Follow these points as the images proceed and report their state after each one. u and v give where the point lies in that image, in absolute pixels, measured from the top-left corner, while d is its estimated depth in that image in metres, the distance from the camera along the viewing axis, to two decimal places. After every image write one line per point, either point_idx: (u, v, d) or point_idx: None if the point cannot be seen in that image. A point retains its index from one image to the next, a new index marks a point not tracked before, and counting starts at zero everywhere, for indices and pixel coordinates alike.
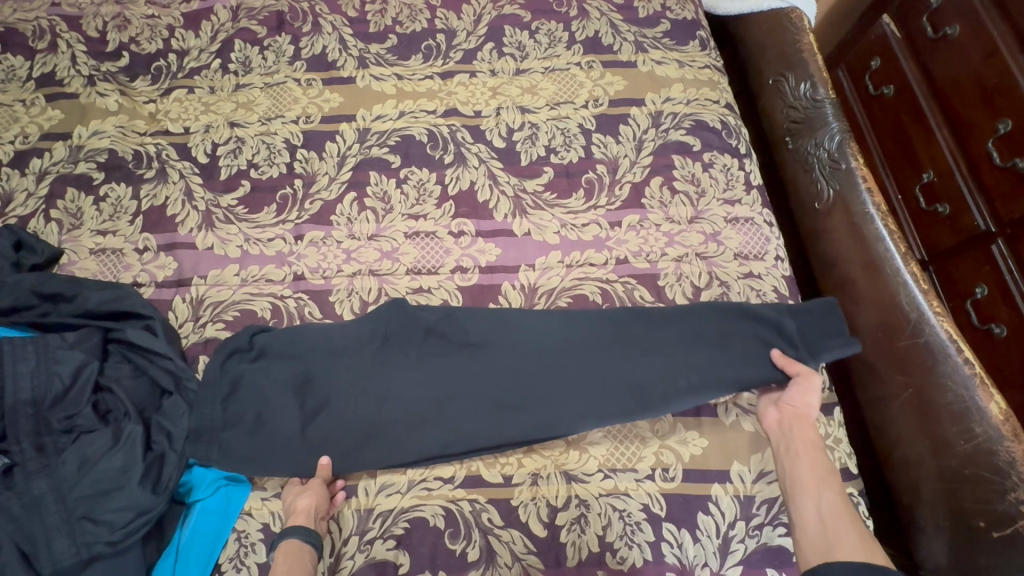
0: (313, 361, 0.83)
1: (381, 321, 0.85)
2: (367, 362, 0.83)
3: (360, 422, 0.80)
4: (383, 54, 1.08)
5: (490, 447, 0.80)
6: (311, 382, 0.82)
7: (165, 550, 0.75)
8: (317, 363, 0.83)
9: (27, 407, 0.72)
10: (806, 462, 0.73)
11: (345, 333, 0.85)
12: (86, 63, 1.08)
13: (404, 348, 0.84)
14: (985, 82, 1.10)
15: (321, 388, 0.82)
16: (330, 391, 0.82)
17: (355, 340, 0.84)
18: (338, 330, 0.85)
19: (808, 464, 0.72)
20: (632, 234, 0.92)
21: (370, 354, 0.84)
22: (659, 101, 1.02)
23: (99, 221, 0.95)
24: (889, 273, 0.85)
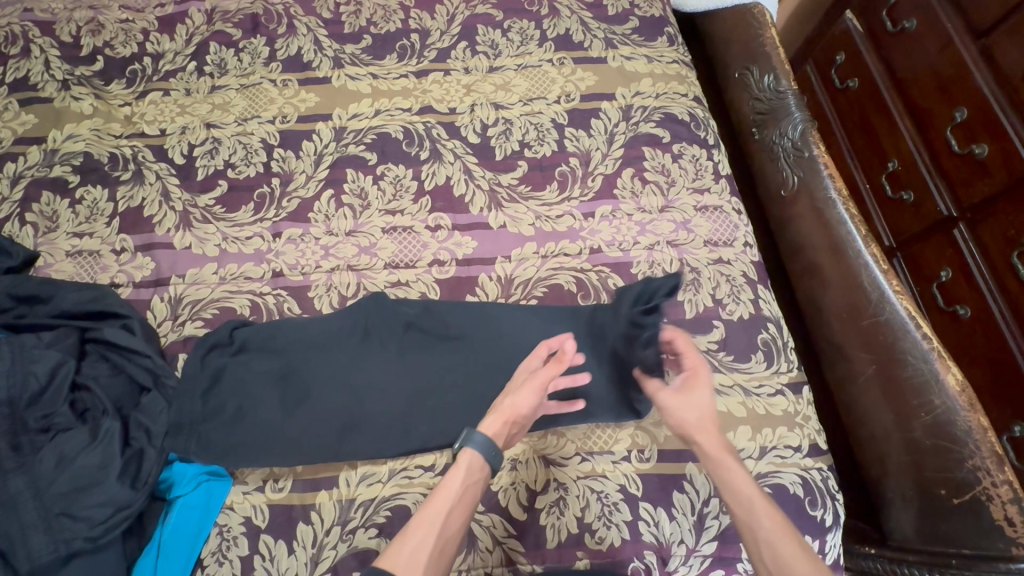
0: (291, 356, 0.84)
1: (360, 314, 0.86)
2: (345, 356, 0.84)
3: (340, 414, 0.81)
4: (358, 54, 1.10)
5: None
6: (290, 377, 0.83)
7: (145, 547, 0.75)
8: (296, 358, 0.84)
9: (3, 407, 0.72)
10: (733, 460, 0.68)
11: (323, 327, 0.85)
12: (60, 68, 1.08)
13: (383, 341, 0.86)
14: (942, 72, 1.15)
15: (300, 382, 0.83)
16: (309, 385, 0.83)
17: (333, 335, 0.85)
18: (317, 325, 0.86)
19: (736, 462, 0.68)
20: (605, 224, 0.95)
21: (348, 347, 0.85)
22: (629, 95, 1.05)
23: (75, 223, 0.95)
24: (851, 255, 0.88)
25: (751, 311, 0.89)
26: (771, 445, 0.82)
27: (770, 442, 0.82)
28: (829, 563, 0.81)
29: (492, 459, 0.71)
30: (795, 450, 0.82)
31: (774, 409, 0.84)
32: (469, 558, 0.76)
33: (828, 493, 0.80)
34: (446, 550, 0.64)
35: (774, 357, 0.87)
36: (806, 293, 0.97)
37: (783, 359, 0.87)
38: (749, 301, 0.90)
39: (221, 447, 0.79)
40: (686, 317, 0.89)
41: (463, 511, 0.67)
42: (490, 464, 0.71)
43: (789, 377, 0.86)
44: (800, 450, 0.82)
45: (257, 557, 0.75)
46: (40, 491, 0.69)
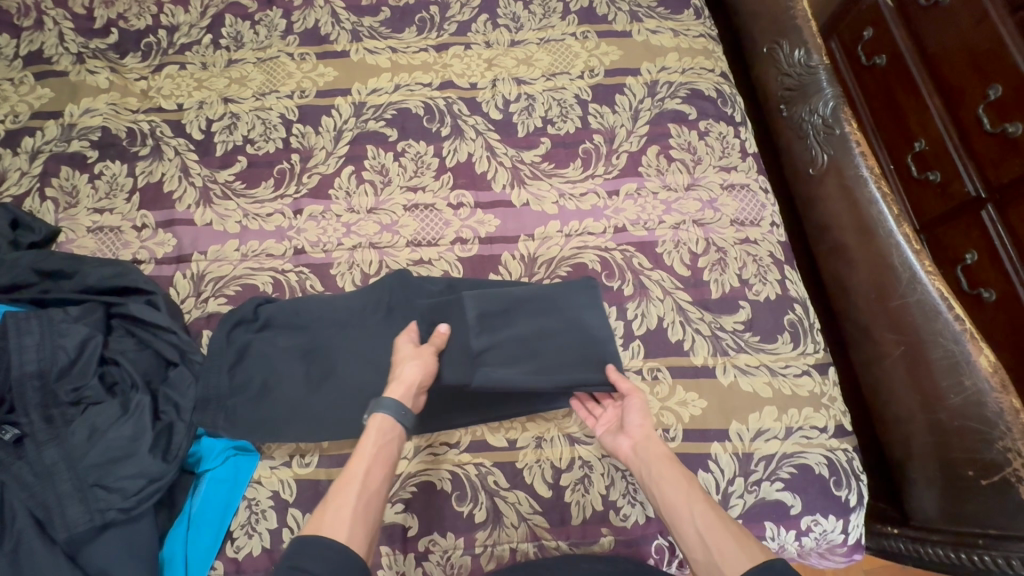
0: (317, 333, 0.84)
1: (385, 292, 0.86)
2: (367, 334, 0.84)
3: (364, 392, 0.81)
4: (377, 27, 1.07)
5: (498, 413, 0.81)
6: (312, 353, 0.83)
7: (177, 518, 0.76)
8: (318, 336, 0.84)
9: (33, 379, 0.72)
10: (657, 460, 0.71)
11: (348, 306, 0.85)
12: (74, 41, 1.07)
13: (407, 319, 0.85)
14: (976, 49, 1.11)
15: (323, 359, 0.83)
16: (330, 361, 0.82)
17: (356, 312, 0.85)
18: (341, 303, 0.85)
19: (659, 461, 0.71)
20: (630, 203, 0.93)
21: (374, 323, 0.84)
22: (655, 70, 1.03)
23: (96, 199, 0.95)
24: (882, 235, 0.86)
25: (777, 292, 0.88)
26: (796, 425, 0.81)
27: (796, 422, 0.81)
28: (852, 543, 0.82)
29: (403, 420, 0.72)
30: (821, 431, 0.81)
31: (801, 390, 0.83)
32: (495, 534, 0.77)
33: (853, 473, 0.80)
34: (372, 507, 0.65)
35: (800, 338, 0.86)
36: (832, 274, 0.96)
37: (809, 340, 0.86)
38: (776, 281, 0.89)
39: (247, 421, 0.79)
40: (712, 296, 0.87)
41: (383, 470, 0.69)
42: (402, 422, 0.72)
43: (816, 358, 0.85)
44: (826, 432, 0.82)
45: (286, 530, 0.76)
46: (73, 463, 0.69)
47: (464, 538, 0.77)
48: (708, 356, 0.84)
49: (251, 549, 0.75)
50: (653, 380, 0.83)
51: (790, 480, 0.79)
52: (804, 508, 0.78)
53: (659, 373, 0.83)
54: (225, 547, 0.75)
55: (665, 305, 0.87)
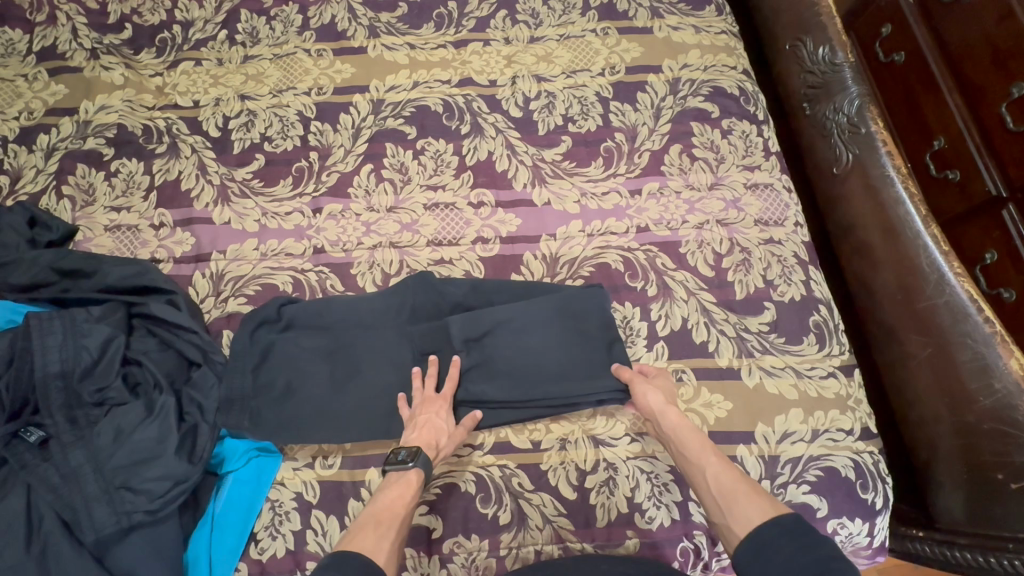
0: (341, 333, 0.83)
1: (410, 293, 0.85)
2: (391, 335, 0.83)
3: (391, 393, 0.80)
4: (394, 23, 1.06)
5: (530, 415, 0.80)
6: (335, 354, 0.82)
7: (200, 520, 0.76)
8: (341, 336, 0.83)
9: (57, 380, 0.71)
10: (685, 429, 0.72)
11: (374, 307, 0.84)
12: (88, 36, 1.05)
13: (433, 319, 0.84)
14: (999, 44, 1.06)
15: (347, 359, 0.82)
16: (354, 362, 0.82)
17: (380, 313, 0.84)
18: (365, 303, 0.85)
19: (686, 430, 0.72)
20: (652, 202, 0.92)
21: (399, 325, 0.84)
22: (676, 67, 1.01)
23: (113, 197, 0.94)
24: (909, 236, 0.85)
25: (802, 293, 0.87)
26: (823, 428, 0.81)
27: (822, 425, 0.81)
28: (876, 545, 0.81)
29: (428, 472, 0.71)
30: (847, 433, 0.81)
31: (826, 392, 0.82)
32: (520, 536, 0.77)
33: (879, 476, 0.80)
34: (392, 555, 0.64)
35: (825, 339, 0.85)
36: (856, 274, 0.95)
37: (835, 341, 0.85)
38: (801, 282, 0.88)
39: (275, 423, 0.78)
40: (736, 297, 0.87)
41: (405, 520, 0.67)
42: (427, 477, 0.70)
43: (841, 360, 0.84)
44: (852, 434, 0.81)
45: (310, 532, 0.75)
46: (100, 465, 0.68)
47: (489, 540, 0.76)
48: (733, 358, 0.83)
49: (275, 551, 0.75)
50: (678, 381, 0.82)
51: (816, 483, 0.78)
52: (830, 511, 0.78)
53: (684, 375, 0.83)
54: (249, 548, 0.75)
55: (689, 306, 0.86)
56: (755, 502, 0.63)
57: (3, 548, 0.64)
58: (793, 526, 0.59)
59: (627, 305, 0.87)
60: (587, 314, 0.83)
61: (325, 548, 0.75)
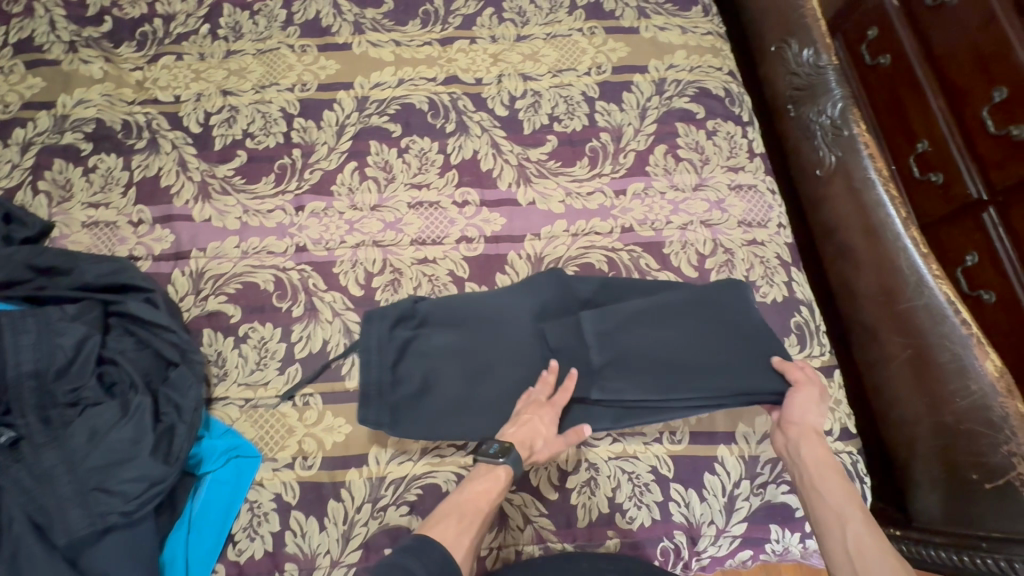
0: (461, 329, 0.82)
1: (512, 292, 0.84)
2: (498, 333, 0.81)
3: (486, 394, 0.78)
4: (380, 19, 1.05)
5: (647, 415, 0.76)
6: (475, 349, 0.80)
7: (177, 521, 0.75)
8: (462, 333, 0.82)
9: (30, 380, 0.70)
10: (832, 473, 0.67)
11: (482, 302, 0.83)
12: (66, 28, 1.03)
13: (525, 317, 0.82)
14: (981, 49, 1.07)
15: (473, 356, 0.80)
16: (471, 359, 0.80)
17: (486, 309, 0.83)
18: (475, 299, 0.83)
19: (833, 474, 0.67)
20: (637, 203, 0.92)
21: (504, 323, 0.82)
22: (663, 67, 1.01)
23: (90, 193, 0.92)
24: (890, 238, 0.86)
25: (785, 294, 0.88)
26: None
27: None
28: None
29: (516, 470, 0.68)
30: (827, 433, 0.81)
31: None
32: (500, 536, 0.77)
33: (858, 476, 0.81)
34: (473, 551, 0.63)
35: (807, 340, 0.86)
36: (838, 275, 0.96)
37: (816, 342, 0.86)
38: (783, 283, 0.88)
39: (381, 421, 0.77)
40: None
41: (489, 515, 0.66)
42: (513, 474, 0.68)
43: (822, 361, 0.85)
44: (831, 434, 0.82)
45: (289, 533, 0.75)
46: (74, 466, 0.67)
47: None
48: None
49: (254, 552, 0.74)
50: None
51: None
52: None
53: None
54: (228, 549, 0.74)
55: None
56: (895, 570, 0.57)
57: None
58: None
59: None
60: (731, 306, 0.81)
61: (304, 549, 0.75)
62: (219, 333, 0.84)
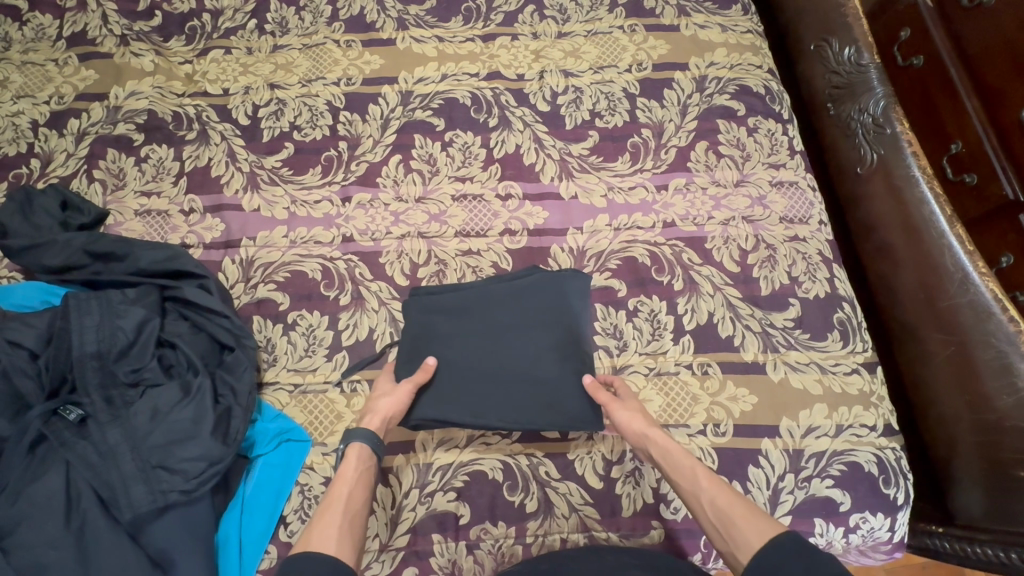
0: (466, 336, 0.79)
1: (498, 280, 0.83)
2: (517, 318, 0.79)
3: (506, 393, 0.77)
4: (423, 16, 1.06)
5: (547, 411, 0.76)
6: (500, 348, 0.78)
7: (231, 501, 0.77)
8: (470, 338, 0.79)
9: (93, 360, 0.72)
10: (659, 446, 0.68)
11: (484, 298, 0.81)
12: (118, 22, 1.06)
13: (529, 299, 0.80)
14: (1017, 49, 1.01)
15: (501, 359, 0.78)
16: (502, 360, 0.78)
17: (484, 304, 0.81)
18: (458, 303, 0.81)
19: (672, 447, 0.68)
20: (679, 198, 0.93)
21: (509, 305, 0.80)
22: (703, 65, 1.02)
23: (143, 182, 0.94)
24: (933, 235, 0.86)
25: (826, 290, 0.88)
26: (846, 423, 0.81)
27: (846, 420, 0.82)
28: (896, 541, 0.82)
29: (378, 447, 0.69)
30: (870, 429, 0.82)
31: (851, 388, 0.83)
32: (545, 524, 0.77)
33: (901, 472, 0.81)
34: (358, 524, 0.62)
35: (849, 336, 0.86)
36: (878, 272, 0.96)
37: (858, 338, 0.86)
38: (825, 280, 0.89)
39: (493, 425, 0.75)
40: (761, 293, 0.88)
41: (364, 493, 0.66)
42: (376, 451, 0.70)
43: (865, 357, 0.85)
44: (875, 430, 0.82)
45: None
46: (137, 444, 0.69)
47: (516, 527, 0.77)
48: (757, 351, 0.84)
49: (304, 534, 0.75)
50: (704, 374, 0.83)
51: (840, 477, 0.79)
52: (852, 505, 0.79)
53: (710, 368, 0.84)
54: (278, 530, 0.76)
55: (715, 301, 0.87)
56: (756, 525, 0.58)
57: (42, 524, 0.64)
58: (788, 542, 0.55)
59: (655, 298, 0.87)
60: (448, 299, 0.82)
61: None
62: (269, 320, 0.86)
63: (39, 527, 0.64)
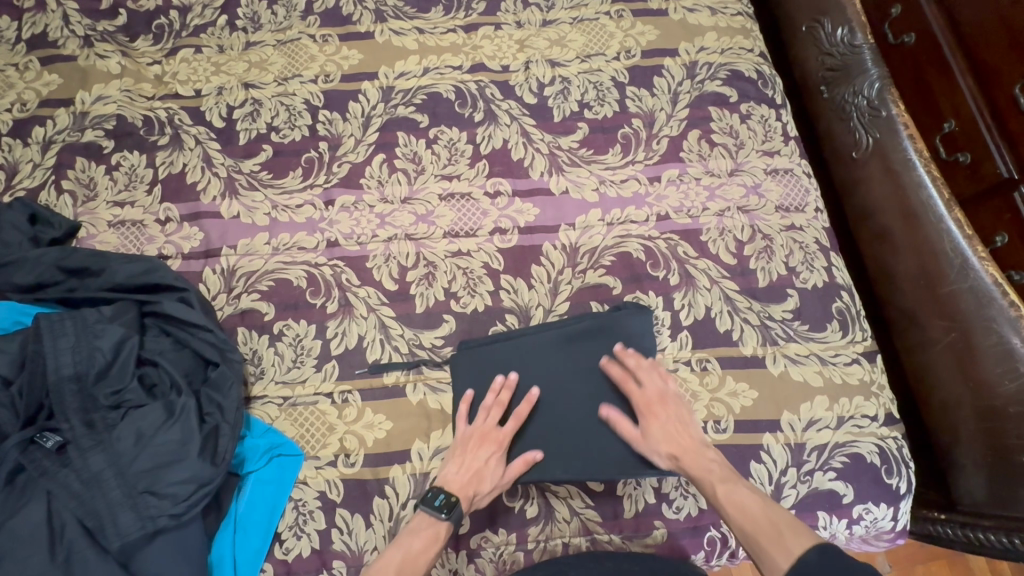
0: (522, 387, 0.79)
1: (552, 327, 0.81)
2: (569, 367, 0.79)
3: (570, 440, 0.77)
4: (401, 7, 1.02)
5: (614, 457, 0.76)
6: (556, 397, 0.78)
7: (223, 521, 0.74)
8: (525, 388, 0.79)
9: (71, 384, 0.69)
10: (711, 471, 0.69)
11: (537, 350, 0.80)
12: (80, 23, 1.01)
13: (589, 347, 0.80)
14: (1013, 24, 0.98)
15: (559, 408, 0.78)
16: (562, 410, 0.78)
17: (536, 356, 0.80)
18: (508, 356, 0.80)
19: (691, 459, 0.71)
20: (672, 189, 0.91)
21: (562, 356, 0.80)
22: (693, 50, 0.99)
23: (115, 191, 0.90)
24: (932, 221, 0.85)
25: (825, 279, 0.87)
26: (848, 414, 0.80)
27: (848, 411, 0.81)
28: (899, 529, 0.82)
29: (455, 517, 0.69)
30: (872, 419, 0.81)
31: (851, 378, 0.82)
32: (547, 530, 0.76)
33: (903, 461, 0.80)
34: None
35: (849, 326, 0.85)
36: (876, 258, 0.94)
37: (857, 327, 0.85)
38: (823, 269, 0.87)
39: (559, 477, 0.75)
40: (759, 285, 0.86)
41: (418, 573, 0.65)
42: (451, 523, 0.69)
43: (864, 346, 0.84)
44: (876, 420, 0.81)
45: (335, 531, 0.75)
46: (121, 469, 0.66)
47: (517, 534, 0.76)
48: (757, 345, 0.83)
49: (300, 550, 0.74)
50: (703, 370, 0.82)
51: (842, 470, 0.78)
52: (855, 497, 0.78)
53: (709, 364, 0.82)
54: (274, 548, 0.74)
55: (712, 295, 0.85)
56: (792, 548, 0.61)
57: (25, 558, 0.62)
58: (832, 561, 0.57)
59: (651, 294, 0.85)
60: (501, 351, 0.80)
61: (351, 546, 0.74)
62: (254, 331, 0.83)
63: (22, 560, 0.62)
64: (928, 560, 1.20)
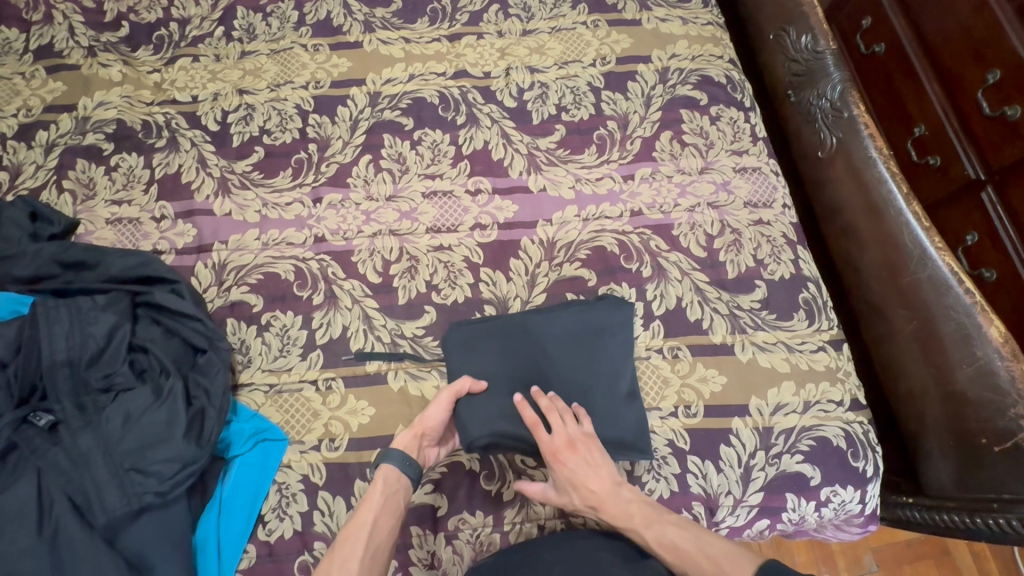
0: (511, 364, 0.81)
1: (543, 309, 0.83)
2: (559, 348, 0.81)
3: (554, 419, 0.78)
4: (389, 18, 1.08)
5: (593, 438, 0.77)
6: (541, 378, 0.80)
7: (208, 504, 0.77)
8: (514, 366, 0.81)
9: (64, 367, 0.72)
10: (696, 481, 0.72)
11: (527, 329, 0.82)
12: (85, 34, 1.06)
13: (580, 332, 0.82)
14: (974, 34, 1.03)
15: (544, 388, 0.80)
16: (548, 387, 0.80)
17: (526, 335, 0.82)
18: (496, 336, 0.82)
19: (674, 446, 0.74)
20: (645, 186, 0.95)
21: (552, 337, 0.81)
22: (665, 57, 1.04)
23: (113, 191, 0.95)
24: (892, 214, 0.88)
25: (791, 271, 0.90)
26: (814, 399, 0.83)
27: (814, 397, 0.83)
28: (869, 512, 0.84)
29: (409, 472, 0.72)
30: (838, 404, 0.83)
31: (817, 365, 0.85)
32: (522, 512, 0.78)
33: (869, 445, 0.82)
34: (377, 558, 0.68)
35: (815, 315, 0.88)
36: (843, 253, 0.98)
37: (823, 317, 0.88)
38: (789, 261, 0.91)
39: (535, 444, 0.77)
40: (728, 277, 0.89)
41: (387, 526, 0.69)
42: (406, 475, 0.72)
43: (830, 335, 0.87)
44: (842, 405, 0.84)
45: (317, 513, 0.77)
46: (110, 448, 0.69)
47: (494, 516, 0.78)
48: (726, 334, 0.86)
49: (283, 532, 0.76)
50: (674, 358, 0.85)
51: (809, 452, 0.81)
52: (822, 479, 0.80)
53: (680, 352, 0.85)
54: (257, 530, 0.76)
55: (683, 286, 0.89)
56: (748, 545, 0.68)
57: (15, 531, 0.64)
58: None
59: (624, 286, 0.89)
60: (494, 326, 0.83)
61: (331, 528, 0.76)
62: (242, 322, 0.87)
63: (12, 534, 0.64)
64: (915, 559, 1.20)
